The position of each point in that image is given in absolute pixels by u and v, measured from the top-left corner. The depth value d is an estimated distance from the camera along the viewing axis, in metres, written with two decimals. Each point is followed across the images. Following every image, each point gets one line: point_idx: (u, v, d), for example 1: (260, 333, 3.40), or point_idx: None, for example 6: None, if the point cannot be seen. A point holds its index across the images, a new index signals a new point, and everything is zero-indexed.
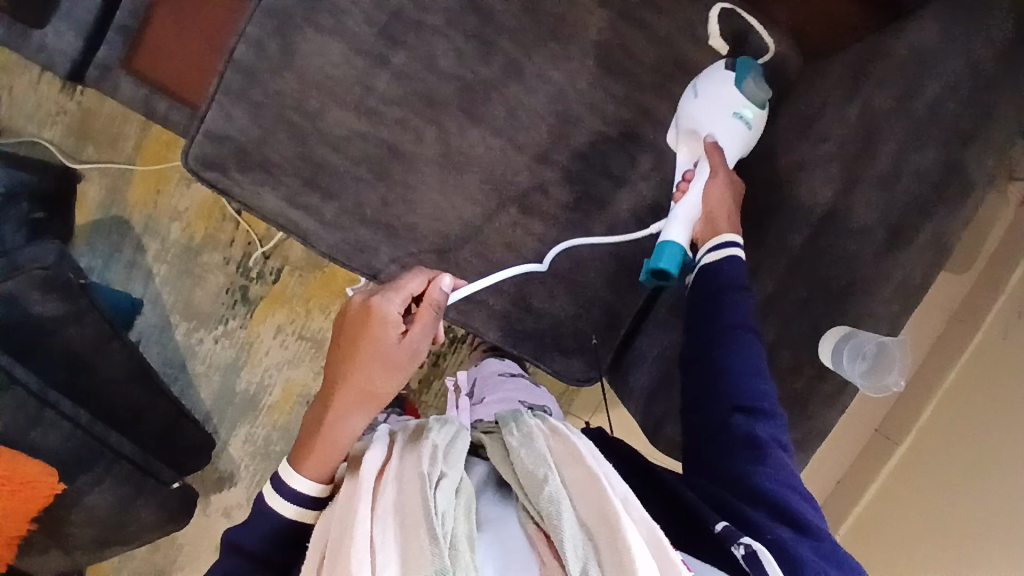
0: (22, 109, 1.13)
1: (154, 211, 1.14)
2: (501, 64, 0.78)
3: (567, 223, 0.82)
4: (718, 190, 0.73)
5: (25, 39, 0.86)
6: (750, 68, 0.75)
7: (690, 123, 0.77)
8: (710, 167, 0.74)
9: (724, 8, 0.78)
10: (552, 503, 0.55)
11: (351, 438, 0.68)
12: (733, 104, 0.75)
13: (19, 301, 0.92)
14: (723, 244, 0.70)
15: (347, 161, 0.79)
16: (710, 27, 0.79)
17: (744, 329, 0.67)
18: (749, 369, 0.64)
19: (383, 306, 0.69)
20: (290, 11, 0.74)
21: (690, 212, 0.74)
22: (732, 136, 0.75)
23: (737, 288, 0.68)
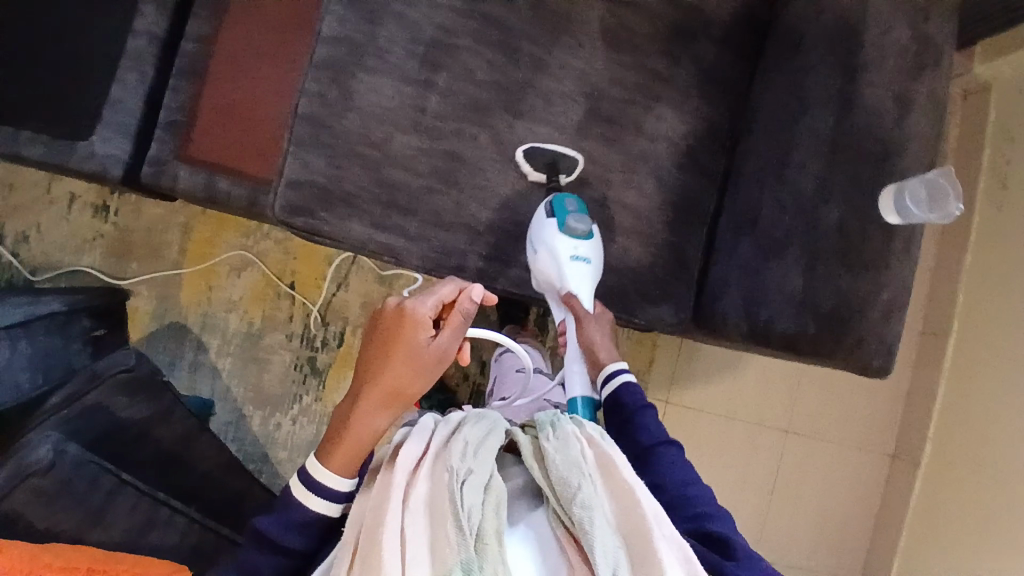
0: (55, 241, 1.13)
1: (209, 308, 1.16)
2: (529, 64, 0.89)
3: (619, 183, 0.91)
4: (590, 332, 0.84)
5: (70, 152, 0.91)
6: (567, 209, 0.84)
7: (546, 278, 0.86)
8: (574, 315, 0.84)
9: (526, 148, 0.88)
10: (584, 511, 0.55)
11: (375, 436, 0.67)
12: (569, 249, 0.83)
13: (108, 409, 0.92)
14: (612, 376, 0.79)
15: (417, 178, 0.86)
16: (522, 168, 0.88)
17: (668, 445, 0.72)
18: (683, 477, 0.69)
19: (418, 307, 0.70)
20: (342, 62, 0.85)
21: (575, 358, 0.85)
22: (580, 280, 0.84)
23: (648, 407, 0.76)
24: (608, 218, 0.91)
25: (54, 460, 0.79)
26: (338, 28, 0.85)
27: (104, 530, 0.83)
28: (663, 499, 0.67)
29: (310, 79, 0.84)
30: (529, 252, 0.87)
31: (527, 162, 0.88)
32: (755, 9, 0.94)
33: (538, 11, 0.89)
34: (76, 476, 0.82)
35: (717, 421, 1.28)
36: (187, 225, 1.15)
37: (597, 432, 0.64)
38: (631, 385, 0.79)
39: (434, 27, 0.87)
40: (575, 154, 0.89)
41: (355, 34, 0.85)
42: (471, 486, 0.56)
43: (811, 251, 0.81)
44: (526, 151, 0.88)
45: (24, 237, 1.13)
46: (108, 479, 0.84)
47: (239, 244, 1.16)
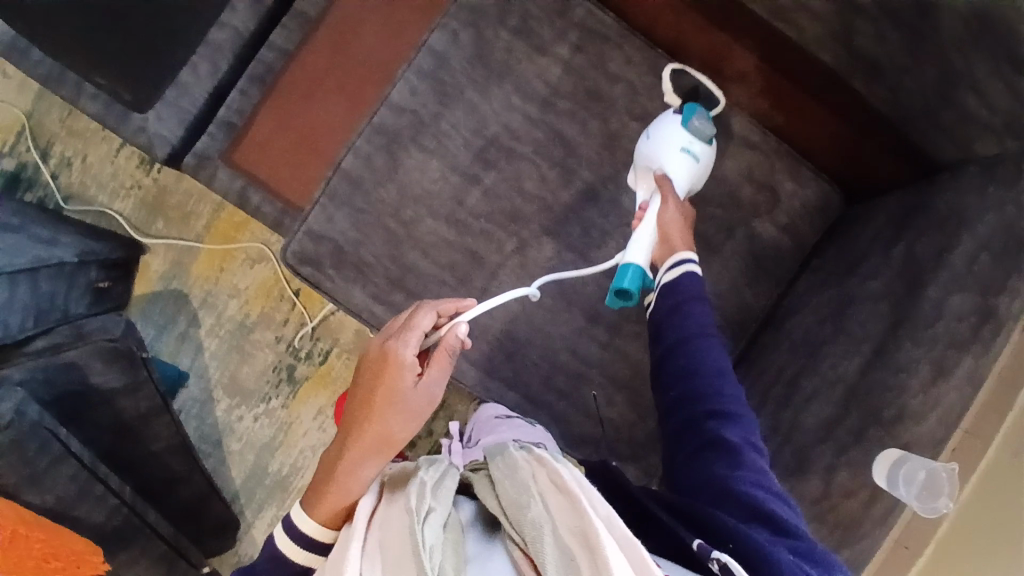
0: (97, 178, 1.17)
1: (214, 287, 1.18)
2: (580, 190, 0.86)
3: (629, 333, 0.88)
4: (671, 215, 0.78)
5: (125, 121, 0.93)
6: (695, 110, 0.83)
7: (645, 160, 0.82)
8: (661, 196, 0.79)
9: (674, 68, 0.86)
10: (535, 528, 0.56)
11: (363, 484, 0.69)
12: (683, 141, 0.81)
13: (82, 371, 0.93)
14: (679, 261, 0.75)
15: (433, 265, 0.85)
16: (663, 86, 0.85)
17: (709, 337, 0.73)
18: (711, 373, 0.70)
19: (400, 351, 0.70)
20: (399, 133, 0.84)
21: (647, 231, 0.79)
22: (682, 169, 0.81)
23: (700, 300, 0.74)
24: (604, 363, 0.88)
25: (13, 417, 0.82)
26: (407, 97, 0.84)
27: (39, 494, 0.86)
28: (694, 387, 0.70)
29: (362, 139, 0.84)
30: (641, 138, 0.84)
31: (670, 81, 0.85)
32: (828, 206, 0.89)
33: (607, 140, 0.86)
34: (28, 437, 0.84)
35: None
36: (219, 204, 1.16)
37: (545, 456, 0.67)
38: (694, 275, 0.75)
39: (499, 125, 0.85)
40: (719, 92, 0.86)
41: (420, 109, 0.84)
42: (430, 522, 0.57)
43: (791, 487, 0.75)
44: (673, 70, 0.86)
45: (68, 162, 1.18)
46: (56, 446, 0.87)
47: (261, 238, 1.17)
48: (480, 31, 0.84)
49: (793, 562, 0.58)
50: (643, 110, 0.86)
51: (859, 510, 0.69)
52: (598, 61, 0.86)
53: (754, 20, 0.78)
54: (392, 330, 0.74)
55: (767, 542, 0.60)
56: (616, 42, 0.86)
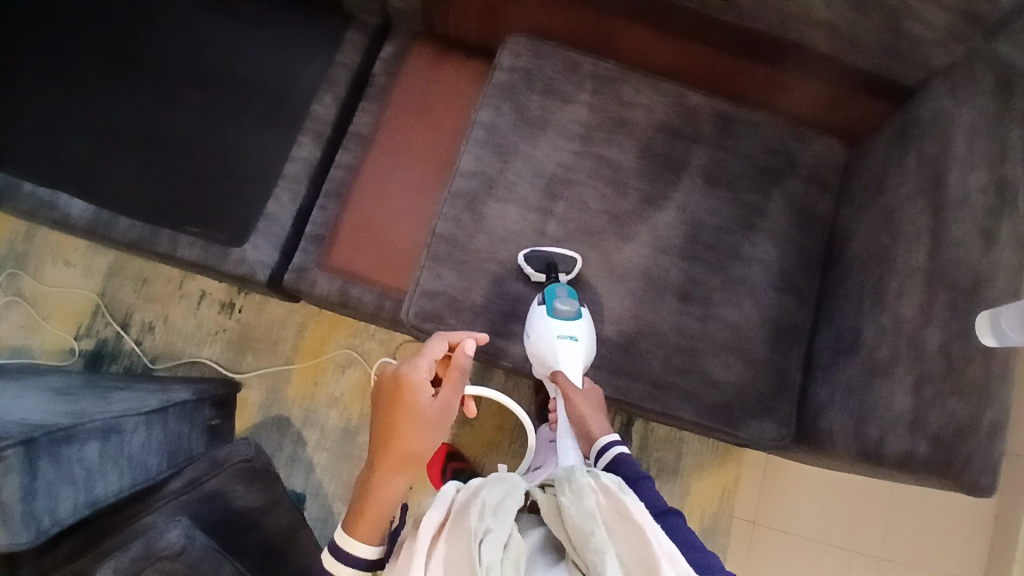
0: (181, 332, 1.23)
1: (312, 402, 1.22)
2: (636, 196, 1.00)
3: (720, 301, 0.97)
4: (578, 408, 0.87)
5: (224, 256, 1.04)
6: (556, 292, 0.90)
7: (538, 359, 0.91)
8: (563, 392, 0.88)
9: (528, 251, 0.95)
10: (599, 559, 0.62)
11: (393, 500, 0.76)
12: (558, 329, 0.88)
13: (225, 497, 0.95)
14: (603, 451, 0.84)
15: (536, 291, 0.95)
16: (524, 270, 0.94)
17: (670, 513, 0.76)
18: (692, 542, 0.72)
19: (412, 372, 0.80)
20: (476, 192, 0.98)
21: (567, 433, 0.91)
22: (571, 357, 0.89)
23: (644, 479, 0.80)
24: (709, 334, 0.96)
25: (184, 544, 0.80)
26: (473, 163, 0.99)
27: None
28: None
29: (447, 205, 0.97)
30: (525, 335, 0.92)
31: (528, 265, 0.94)
32: (835, 154, 1.06)
33: (643, 152, 1.02)
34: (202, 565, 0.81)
35: (808, 546, 1.24)
36: (302, 323, 1.25)
37: (614, 483, 0.69)
38: (625, 457, 0.83)
39: (554, 164, 1.00)
40: (574, 254, 0.95)
41: (487, 169, 0.99)
42: (497, 548, 0.62)
43: (918, 372, 0.82)
44: (528, 254, 0.94)
45: (150, 326, 1.23)
46: (226, 567, 0.83)
47: (347, 343, 1.24)
48: (515, 99, 1.02)
49: None
50: (663, 121, 1.04)
51: (984, 370, 0.77)
52: (615, 96, 1.04)
53: (726, 28, 0.97)
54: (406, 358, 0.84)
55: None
56: (623, 79, 1.05)
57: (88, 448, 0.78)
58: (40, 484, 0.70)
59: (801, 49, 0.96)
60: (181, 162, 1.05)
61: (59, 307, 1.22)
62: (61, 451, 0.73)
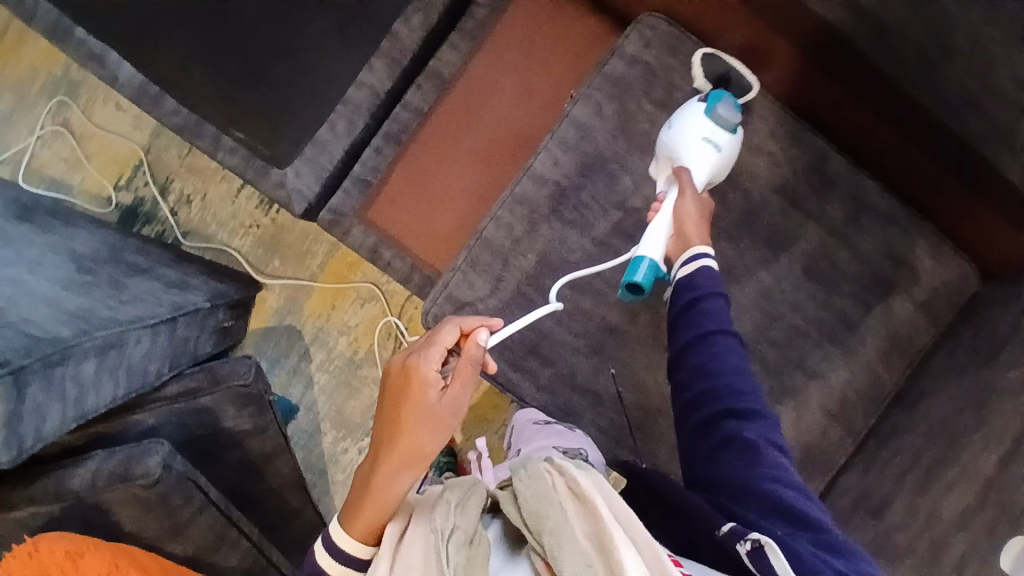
0: (215, 216, 1.20)
1: (325, 323, 1.21)
2: (717, 263, 0.87)
3: (762, 405, 0.87)
4: (691, 209, 0.76)
5: (265, 175, 0.97)
6: (722, 97, 0.79)
7: (669, 146, 0.79)
8: (678, 188, 0.77)
9: (707, 52, 0.84)
10: (553, 538, 0.59)
11: (399, 496, 0.72)
12: (706, 129, 0.78)
13: (216, 415, 0.97)
14: (694, 257, 0.74)
15: (568, 333, 0.87)
16: (693, 69, 0.83)
17: (725, 333, 0.72)
18: (730, 373, 0.71)
19: (421, 367, 0.72)
20: (541, 203, 0.85)
21: (664, 221, 0.77)
22: (703, 160, 0.78)
23: (716, 297, 0.73)
24: None
25: (161, 474, 0.82)
26: (549, 167, 0.85)
27: (179, 543, 0.88)
28: (711, 387, 0.70)
29: (504, 209, 0.86)
30: (665, 127, 0.82)
31: (700, 66, 0.82)
32: (969, 285, 0.88)
33: (747, 215, 0.86)
34: (173, 491, 0.84)
35: None
36: (334, 244, 1.20)
37: (563, 463, 0.68)
38: (710, 273, 0.74)
39: (639, 197, 0.85)
40: (754, 79, 0.83)
41: (561, 179, 0.85)
42: (455, 542, 0.63)
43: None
44: (706, 53, 0.84)
45: (187, 200, 1.20)
46: (198, 496, 0.87)
47: (372, 277, 1.20)
48: (623, 103, 0.85)
49: (812, 551, 0.63)
50: (783, 183, 0.86)
51: None
52: None
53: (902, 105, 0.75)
54: (414, 345, 0.76)
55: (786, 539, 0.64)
56: (754, 113, 0.86)
57: (84, 365, 0.80)
58: (29, 406, 0.74)
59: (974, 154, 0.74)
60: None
61: (105, 152, 1.19)
62: (54, 373, 0.77)
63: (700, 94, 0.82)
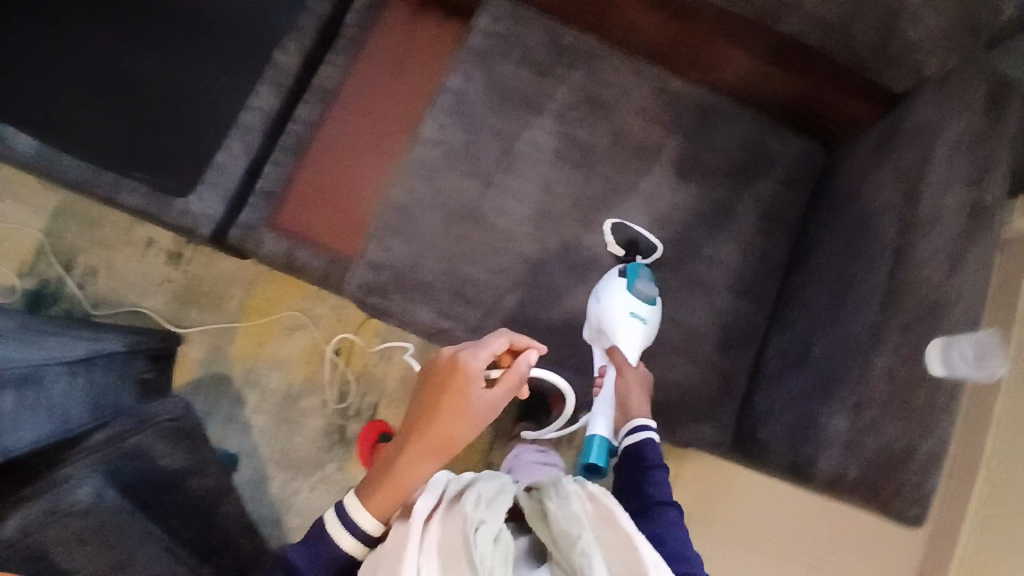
0: (124, 279, 1.18)
1: (255, 362, 1.19)
2: (603, 183, 0.96)
3: (674, 299, 0.96)
4: (628, 385, 0.87)
5: (168, 206, 0.97)
6: (638, 272, 0.91)
7: (599, 325, 0.91)
8: (616, 367, 0.89)
9: (614, 222, 0.95)
10: (585, 558, 0.64)
11: (420, 478, 0.76)
12: (628, 305, 0.89)
13: (148, 456, 0.93)
14: (636, 429, 0.84)
15: (489, 274, 0.92)
16: (605, 238, 0.95)
17: (670, 505, 0.79)
18: (680, 538, 0.76)
19: (469, 362, 0.77)
20: (435, 163, 0.93)
21: (606, 399, 0.89)
22: (632, 334, 0.90)
23: (662, 468, 0.82)
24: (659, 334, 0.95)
25: (92, 503, 0.82)
26: (436, 131, 0.94)
27: None
28: (664, 552, 0.74)
29: (404, 174, 0.92)
30: (591, 298, 0.93)
31: (610, 234, 0.95)
32: (815, 160, 1.02)
33: (617, 138, 0.97)
34: (109, 523, 0.83)
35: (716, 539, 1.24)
36: (251, 281, 1.19)
37: (597, 490, 0.72)
38: (653, 443, 0.84)
39: (521, 141, 0.95)
40: (657, 241, 0.96)
41: (450, 139, 0.94)
42: (484, 534, 0.64)
43: (858, 393, 0.82)
44: (613, 224, 0.95)
45: (94, 270, 1.18)
46: (138, 527, 0.86)
47: (295, 306, 1.20)
48: (488, 66, 0.96)
49: None
50: (640, 105, 0.98)
51: (926, 400, 0.76)
52: (593, 74, 0.98)
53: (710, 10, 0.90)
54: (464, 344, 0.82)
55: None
56: (603, 58, 0.98)
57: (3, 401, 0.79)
58: None
59: (782, 36, 0.90)
60: (126, 101, 0.99)
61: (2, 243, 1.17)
62: None
63: (618, 265, 0.94)
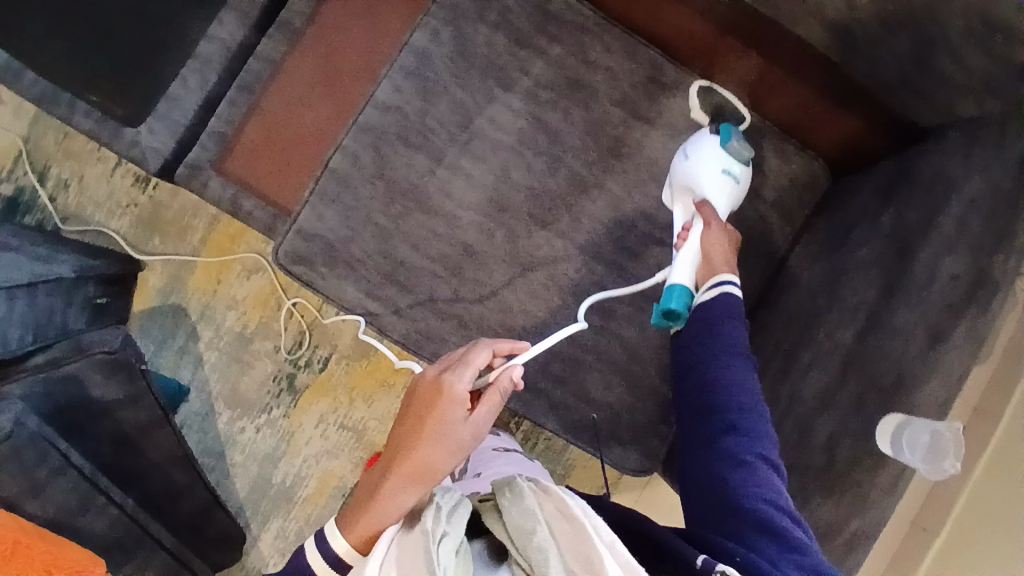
0: (93, 197, 1.17)
1: (211, 299, 1.18)
2: (567, 177, 0.87)
3: (624, 314, 0.88)
4: (714, 238, 0.79)
5: (117, 135, 0.93)
6: (732, 131, 0.83)
7: (685, 184, 0.83)
8: (703, 221, 0.81)
9: (702, 85, 0.88)
10: (541, 554, 0.58)
11: (401, 510, 0.70)
12: (722, 164, 0.82)
13: (81, 383, 0.92)
14: (718, 283, 0.76)
15: (424, 259, 0.85)
16: (690, 102, 0.88)
17: (739, 356, 0.72)
18: (737, 389, 0.70)
19: (451, 383, 0.73)
20: (385, 130, 0.85)
21: (691, 252, 0.80)
22: (722, 193, 0.82)
23: (739, 323, 0.74)
24: (598, 347, 0.87)
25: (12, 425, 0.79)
26: (391, 95, 0.85)
27: (39, 504, 0.82)
28: (715, 403, 0.70)
29: (349, 137, 0.85)
30: (678, 157, 0.85)
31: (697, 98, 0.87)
32: (814, 185, 0.90)
33: (591, 128, 0.87)
34: (26, 448, 0.80)
35: None
36: (214, 216, 1.17)
37: (551, 484, 0.66)
38: (733, 300, 0.75)
39: (483, 117, 0.86)
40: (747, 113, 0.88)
41: (404, 105, 0.85)
42: (444, 547, 0.60)
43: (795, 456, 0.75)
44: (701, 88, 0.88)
45: (66, 184, 1.18)
46: (55, 456, 0.83)
47: (256, 248, 1.17)
48: (460, 27, 0.85)
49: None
50: (624, 95, 0.87)
51: (862, 479, 0.68)
52: (577, 51, 0.87)
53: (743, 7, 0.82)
54: (447, 362, 0.76)
55: (774, 559, 0.59)
56: (593, 32, 0.87)
57: None
58: None
59: (812, 50, 0.82)
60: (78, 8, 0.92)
61: None
62: None
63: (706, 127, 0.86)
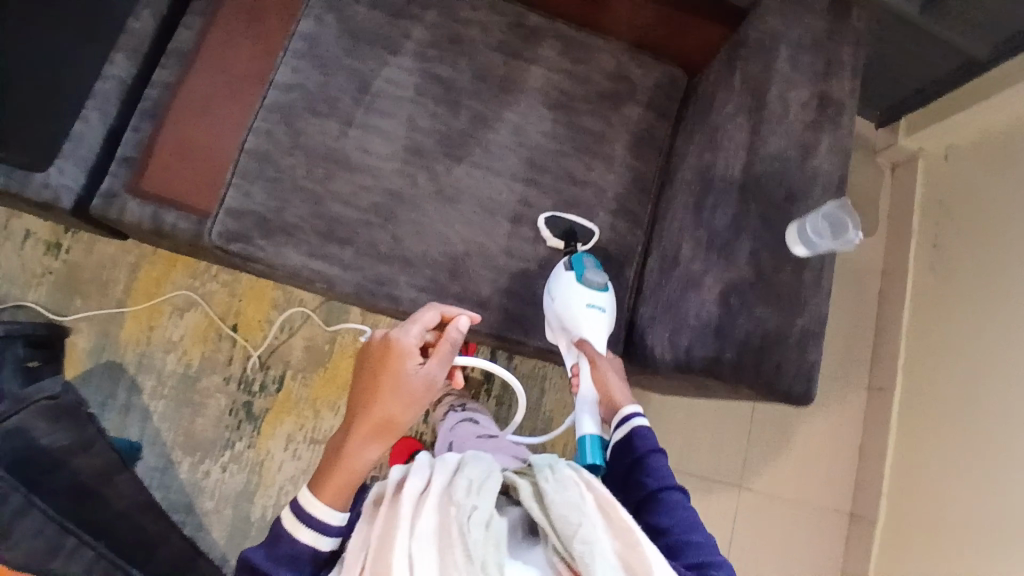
0: (5, 273, 1.12)
1: (147, 347, 1.14)
2: (469, 116, 0.96)
3: (552, 222, 0.96)
4: (604, 374, 0.84)
5: (26, 180, 0.93)
6: (585, 262, 0.90)
7: (561, 321, 0.89)
8: (588, 358, 0.86)
9: (547, 215, 0.95)
10: (585, 545, 0.62)
11: (368, 466, 0.71)
12: (587, 296, 0.87)
13: (28, 433, 0.88)
14: (626, 419, 0.79)
15: (357, 212, 0.90)
16: (543, 233, 0.95)
17: (673, 490, 0.74)
18: (684, 525, 0.71)
19: (401, 339, 0.75)
20: (293, 106, 0.91)
21: (587, 395, 0.85)
22: (597, 325, 0.87)
23: (659, 453, 0.76)
24: (538, 255, 0.95)
25: None
26: (291, 75, 0.92)
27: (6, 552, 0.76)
28: (667, 542, 0.70)
29: (260, 119, 0.90)
30: (547, 299, 0.91)
31: (546, 227, 0.95)
32: (678, 82, 1.05)
33: (479, 72, 0.98)
34: None
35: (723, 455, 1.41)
36: (135, 264, 1.16)
37: (590, 476, 0.69)
38: (645, 430, 0.78)
39: (382, 80, 0.95)
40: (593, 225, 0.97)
41: (307, 82, 0.92)
42: (476, 520, 0.61)
43: (726, 281, 0.84)
44: (547, 219, 0.95)
45: None
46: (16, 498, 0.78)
47: (185, 284, 1.17)
48: (342, 10, 0.95)
49: None
50: (499, 41, 1.00)
51: (793, 279, 0.84)
52: (450, 12, 0.99)
53: None
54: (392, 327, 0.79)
55: None
56: None
57: None
58: None
59: None
60: None
61: None
62: None
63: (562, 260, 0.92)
